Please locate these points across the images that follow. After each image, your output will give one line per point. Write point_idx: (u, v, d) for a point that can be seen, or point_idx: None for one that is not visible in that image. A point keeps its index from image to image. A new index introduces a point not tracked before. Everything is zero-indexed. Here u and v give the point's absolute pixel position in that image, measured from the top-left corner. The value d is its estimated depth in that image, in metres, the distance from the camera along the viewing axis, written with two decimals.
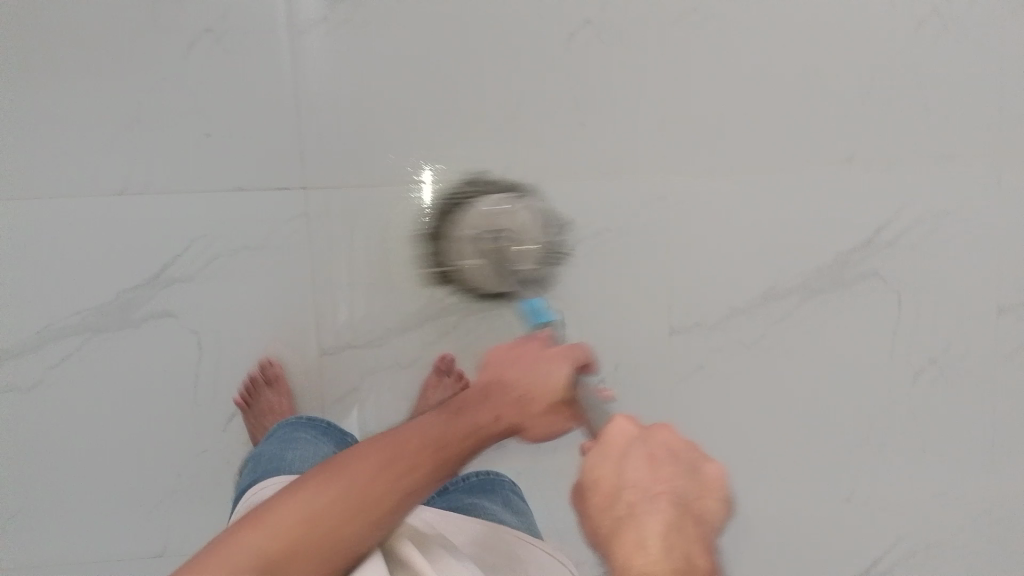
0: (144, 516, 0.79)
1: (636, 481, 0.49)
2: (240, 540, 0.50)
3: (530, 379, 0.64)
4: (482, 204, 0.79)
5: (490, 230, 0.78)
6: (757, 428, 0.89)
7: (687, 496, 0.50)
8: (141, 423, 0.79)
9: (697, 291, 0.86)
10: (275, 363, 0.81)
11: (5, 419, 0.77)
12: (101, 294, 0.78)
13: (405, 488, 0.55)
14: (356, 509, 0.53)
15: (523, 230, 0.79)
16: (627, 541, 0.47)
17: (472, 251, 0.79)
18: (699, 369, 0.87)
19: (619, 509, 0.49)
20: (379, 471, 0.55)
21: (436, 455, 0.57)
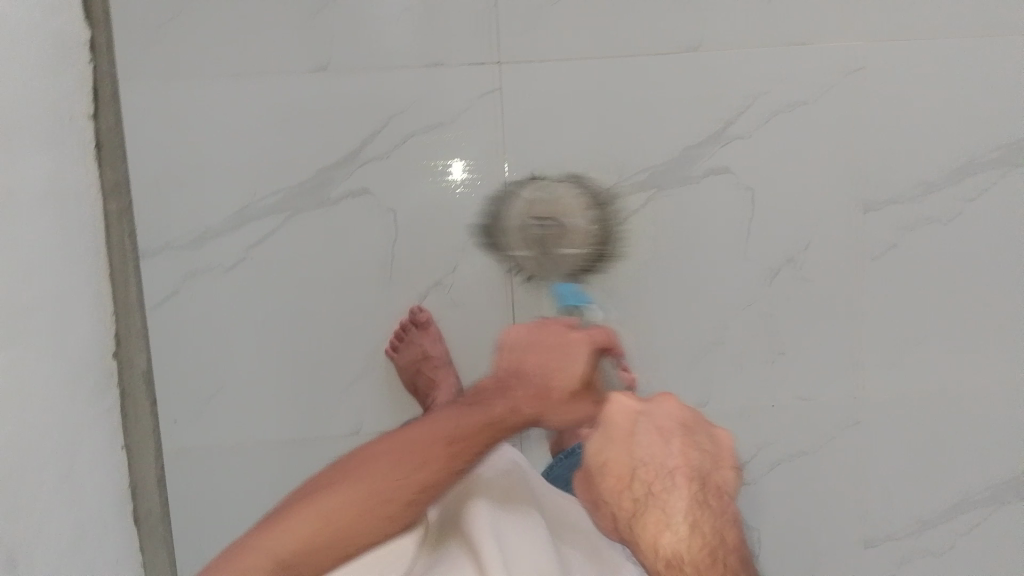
0: (340, 394, 0.80)
1: (652, 464, 0.61)
2: (262, 542, 0.59)
3: (556, 364, 0.71)
4: (524, 191, 0.78)
5: (535, 218, 0.78)
6: (952, 311, 0.83)
7: (694, 472, 0.61)
8: (340, 302, 0.78)
9: (890, 165, 0.80)
10: (424, 309, 0.79)
11: (208, 297, 0.77)
12: (299, 173, 0.76)
13: (420, 483, 0.62)
14: (390, 492, 0.62)
15: (570, 216, 0.78)
16: (652, 519, 0.60)
17: (520, 240, 0.78)
18: (892, 247, 0.81)
19: (636, 488, 0.61)
20: (412, 467, 0.63)
21: (447, 452, 0.64)
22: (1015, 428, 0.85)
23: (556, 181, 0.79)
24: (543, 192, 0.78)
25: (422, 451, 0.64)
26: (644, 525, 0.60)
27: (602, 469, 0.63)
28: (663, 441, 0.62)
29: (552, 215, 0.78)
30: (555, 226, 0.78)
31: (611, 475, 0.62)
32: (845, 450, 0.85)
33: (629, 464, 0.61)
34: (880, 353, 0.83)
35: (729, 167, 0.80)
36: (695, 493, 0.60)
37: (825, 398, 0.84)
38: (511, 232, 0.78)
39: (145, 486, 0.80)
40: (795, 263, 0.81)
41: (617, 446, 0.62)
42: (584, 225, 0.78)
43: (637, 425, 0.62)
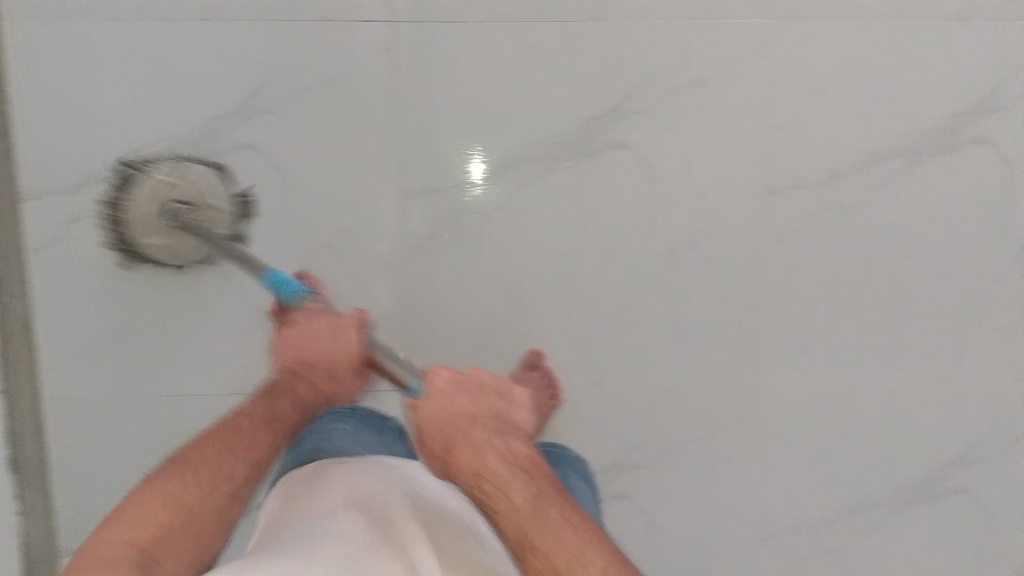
0: (222, 349, 0.79)
1: (444, 410, 0.58)
2: (104, 535, 0.52)
3: (333, 349, 0.64)
4: (153, 175, 0.71)
5: (177, 202, 0.71)
6: (854, 303, 0.81)
7: (500, 413, 0.60)
8: (224, 257, 0.78)
9: (793, 150, 0.78)
10: (310, 274, 0.78)
11: (89, 244, 0.76)
12: (186, 123, 0.75)
13: (235, 471, 0.58)
14: (191, 497, 0.55)
15: (206, 199, 0.73)
16: (464, 446, 0.56)
17: (152, 227, 0.72)
18: (793, 233, 0.79)
19: (444, 434, 0.57)
20: (233, 463, 0.58)
21: (275, 431, 0.63)
22: (917, 427, 0.83)
23: (173, 162, 0.73)
24: (173, 172, 0.72)
25: (240, 438, 0.60)
26: (457, 451, 0.56)
27: (421, 426, 0.59)
28: (469, 391, 0.59)
29: (187, 199, 0.72)
30: (194, 209, 0.72)
31: (431, 420, 0.58)
32: (742, 440, 0.82)
33: (446, 413, 0.58)
34: (779, 342, 0.81)
35: (628, 141, 0.78)
36: (503, 456, 0.56)
37: (722, 385, 0.81)
38: (182, 216, 0.72)
39: (23, 434, 0.77)
40: (693, 244, 0.79)
41: (425, 400, 0.59)
42: (213, 209, 0.73)
43: (456, 386, 0.59)
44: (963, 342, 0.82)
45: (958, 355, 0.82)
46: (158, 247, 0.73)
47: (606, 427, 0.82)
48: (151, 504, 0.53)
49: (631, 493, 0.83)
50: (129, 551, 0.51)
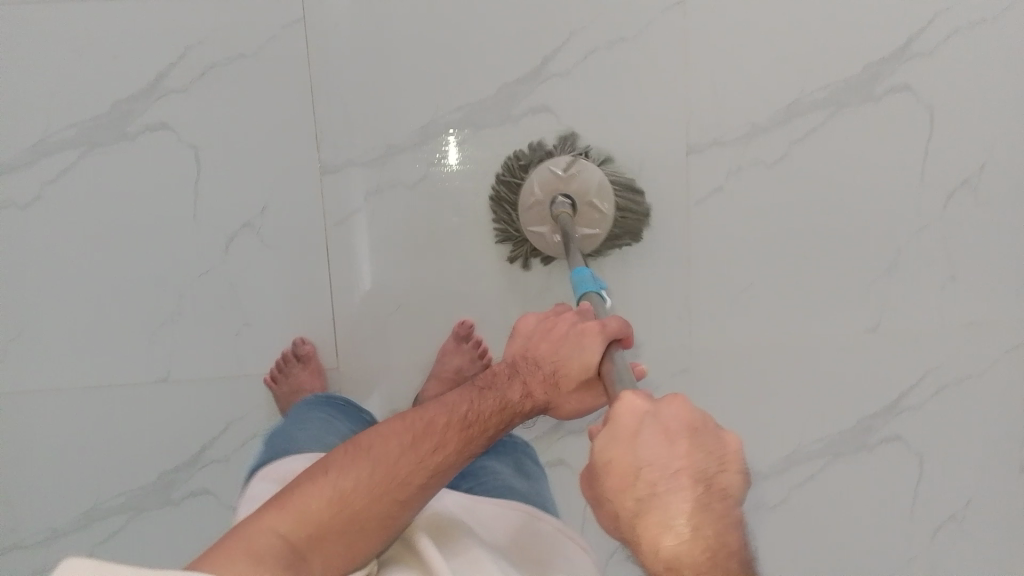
0: (147, 339, 0.77)
1: (657, 464, 0.39)
2: (262, 522, 0.48)
3: (563, 356, 0.56)
4: (558, 165, 0.74)
5: (551, 197, 0.74)
6: (782, 256, 0.81)
7: (699, 424, 0.41)
8: (143, 242, 0.76)
9: (715, 106, 0.78)
10: (307, 341, 0.78)
11: (1, 235, 0.74)
12: (94, 106, 0.73)
13: (431, 468, 0.51)
14: (386, 484, 0.51)
15: (584, 195, 0.75)
16: (649, 520, 0.38)
17: (539, 216, 0.75)
18: (719, 191, 0.79)
19: (637, 489, 0.39)
20: (429, 448, 0.52)
21: (466, 432, 0.53)
22: (848, 377, 0.84)
23: (571, 159, 0.75)
24: (574, 168, 0.74)
25: (426, 433, 0.53)
26: (643, 527, 0.39)
27: (603, 471, 0.41)
28: (692, 442, 0.40)
29: (572, 194, 0.74)
30: (571, 206, 0.74)
31: (613, 476, 0.41)
32: (676, 401, 0.83)
33: (640, 468, 0.39)
34: (710, 300, 0.81)
35: (549, 106, 0.77)
36: (701, 492, 0.38)
37: (653, 347, 0.82)
38: (531, 211, 0.75)
39: None
40: (620, 206, 0.79)
41: (610, 439, 0.41)
42: (604, 206, 0.75)
43: (643, 423, 0.41)
44: (890, 291, 0.82)
45: (886, 305, 0.83)
46: (530, 234, 0.76)
47: None
48: (305, 505, 0.49)
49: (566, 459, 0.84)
50: (280, 546, 0.47)
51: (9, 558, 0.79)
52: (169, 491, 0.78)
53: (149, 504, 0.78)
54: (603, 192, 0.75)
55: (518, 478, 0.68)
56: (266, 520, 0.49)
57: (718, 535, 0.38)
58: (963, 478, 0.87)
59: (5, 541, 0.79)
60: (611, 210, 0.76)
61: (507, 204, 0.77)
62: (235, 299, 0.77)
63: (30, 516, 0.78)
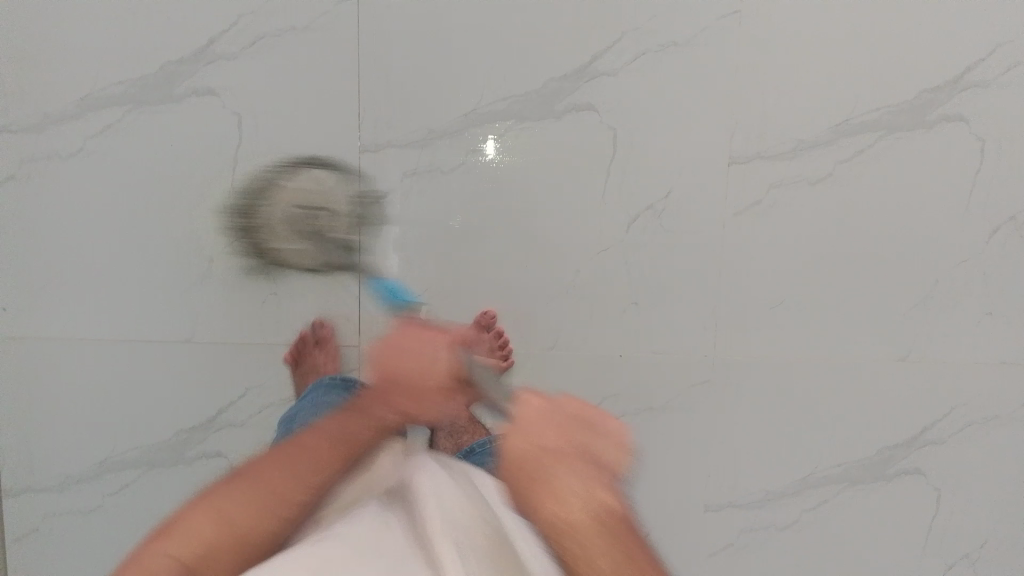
0: (175, 299, 0.78)
1: (427, 359, 0.54)
2: (155, 548, 0.46)
3: (437, 365, 0.57)
4: (289, 181, 0.73)
5: (308, 205, 0.72)
6: (815, 277, 0.80)
7: (470, 367, 0.55)
8: (181, 203, 0.77)
9: (761, 119, 0.77)
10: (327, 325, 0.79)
11: (42, 184, 0.75)
12: (144, 65, 0.74)
13: (312, 482, 0.53)
14: (269, 504, 0.50)
15: (331, 199, 0.72)
16: (412, 369, 0.54)
17: (287, 232, 0.73)
18: (757, 206, 0.78)
19: (422, 378, 0.53)
20: (307, 466, 0.53)
21: (337, 452, 0.55)
22: (872, 405, 0.82)
23: (321, 172, 0.74)
24: (320, 178, 0.74)
25: (303, 454, 0.54)
26: (408, 377, 0.54)
27: (388, 378, 0.55)
28: (453, 351, 0.55)
29: (322, 206, 0.72)
30: (322, 212, 0.72)
31: (400, 374, 0.54)
32: (695, 412, 0.82)
33: (532, 451, 0.45)
34: (737, 314, 0.80)
35: (594, 104, 0.76)
36: (455, 385, 0.53)
37: (676, 355, 0.81)
38: (277, 225, 0.73)
39: None
40: (655, 212, 0.78)
41: (390, 348, 0.55)
42: (341, 203, 0.73)
43: (440, 347, 0.54)
44: (922, 322, 0.81)
45: (916, 336, 0.81)
46: (285, 250, 0.74)
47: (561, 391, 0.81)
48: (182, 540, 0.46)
49: None
50: (180, 566, 0.45)
51: (20, 501, 0.81)
52: (183, 450, 0.80)
53: (163, 461, 0.80)
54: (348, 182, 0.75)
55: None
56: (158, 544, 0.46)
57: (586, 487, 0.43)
58: (976, 517, 0.85)
59: (21, 482, 0.80)
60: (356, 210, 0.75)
61: (252, 224, 0.74)
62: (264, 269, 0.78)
63: (46, 461, 0.80)
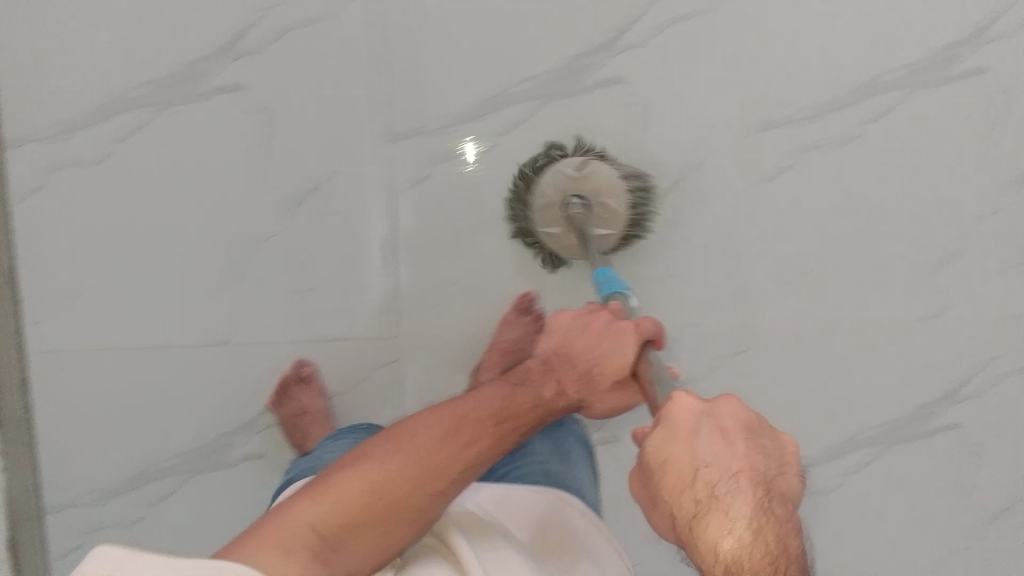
0: (208, 300, 0.76)
1: (714, 462, 0.43)
2: (296, 513, 0.49)
3: (603, 351, 0.65)
4: (565, 166, 0.75)
5: (567, 197, 0.75)
6: (848, 237, 0.80)
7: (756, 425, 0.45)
8: (211, 202, 0.76)
9: (788, 83, 0.77)
10: (308, 362, 0.78)
11: (70, 189, 0.74)
12: (170, 64, 0.73)
13: (465, 461, 0.56)
14: (388, 495, 0.52)
15: (609, 194, 0.75)
16: (709, 525, 0.41)
17: (558, 216, 0.75)
18: (788, 170, 0.78)
19: (697, 489, 0.42)
20: (454, 448, 0.56)
21: (498, 425, 0.59)
22: (910, 362, 0.82)
23: (585, 158, 0.75)
24: (587, 167, 0.74)
25: (452, 438, 0.56)
26: (704, 529, 0.41)
27: (658, 473, 0.45)
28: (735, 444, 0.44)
29: (549, 195, 0.75)
30: (590, 206, 0.75)
31: (669, 477, 0.44)
32: (734, 381, 0.81)
33: (686, 463, 0.43)
34: (773, 279, 0.80)
35: (623, 77, 0.76)
36: (759, 497, 0.42)
37: (714, 325, 0.81)
38: (548, 211, 0.76)
39: (6, 386, 0.75)
40: (687, 181, 0.78)
41: (665, 437, 0.45)
42: (618, 204, 0.75)
43: (701, 423, 0.45)
44: (955, 276, 0.81)
45: (953, 291, 0.81)
46: (549, 236, 0.76)
47: None
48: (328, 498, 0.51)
49: (620, 435, 0.83)
50: (318, 536, 0.48)
51: (59, 516, 0.79)
52: (225, 453, 0.79)
53: (204, 465, 0.79)
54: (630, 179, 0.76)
55: (556, 457, 0.70)
56: (316, 493, 0.51)
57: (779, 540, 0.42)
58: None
59: (58, 498, 0.78)
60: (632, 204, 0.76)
61: (527, 206, 0.76)
62: (299, 263, 0.77)
63: (82, 474, 0.78)
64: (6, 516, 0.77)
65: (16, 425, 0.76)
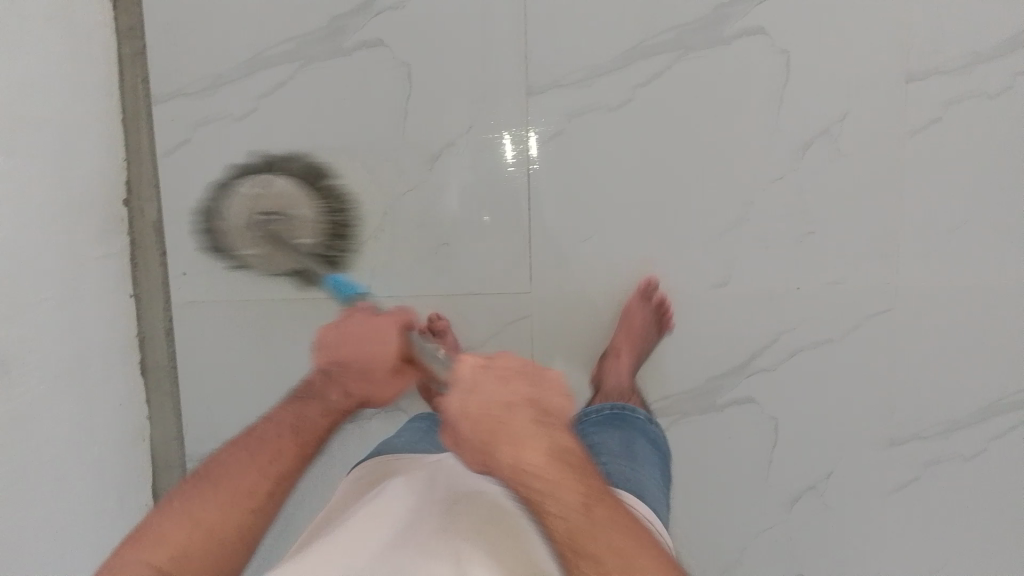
0: (347, 254, 0.77)
1: (495, 403, 0.45)
2: (127, 556, 0.50)
3: (373, 352, 0.57)
4: (242, 187, 0.70)
5: (262, 212, 0.69)
6: (1001, 193, 0.76)
7: (536, 398, 0.46)
8: (350, 157, 0.76)
9: (939, 32, 0.74)
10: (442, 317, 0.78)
11: (217, 144, 0.76)
12: (314, 20, 0.74)
13: (275, 475, 0.58)
14: (239, 502, 0.56)
15: (293, 207, 0.70)
16: (504, 449, 0.45)
17: (248, 237, 0.70)
18: (936, 123, 0.76)
19: (498, 415, 0.45)
20: (270, 459, 0.59)
21: (296, 440, 0.61)
22: None
23: (273, 175, 0.71)
24: (264, 184, 0.70)
25: (265, 446, 0.60)
26: (498, 453, 0.45)
27: (457, 424, 0.46)
28: (511, 375, 0.47)
29: (277, 211, 0.69)
30: (283, 218, 0.69)
31: (470, 423, 0.45)
32: (876, 342, 0.79)
33: (482, 408, 0.45)
34: (918, 237, 0.78)
35: (763, 28, 0.75)
36: (541, 429, 0.46)
37: (855, 284, 0.78)
38: (236, 230, 0.70)
39: (153, 338, 0.80)
40: (830, 135, 0.76)
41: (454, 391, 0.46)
42: (311, 216, 0.71)
43: (481, 374, 0.46)
44: None
45: None
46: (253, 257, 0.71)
47: (737, 327, 0.79)
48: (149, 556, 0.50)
49: (756, 399, 0.81)
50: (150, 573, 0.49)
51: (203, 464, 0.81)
52: None
53: None
54: (313, 193, 0.72)
55: (621, 458, 0.65)
56: (129, 556, 0.51)
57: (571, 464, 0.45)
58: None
59: (201, 448, 0.80)
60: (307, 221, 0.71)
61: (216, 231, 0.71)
62: (436, 218, 0.78)
63: (224, 425, 0.80)
64: (151, 462, 0.81)
65: (165, 372, 0.80)
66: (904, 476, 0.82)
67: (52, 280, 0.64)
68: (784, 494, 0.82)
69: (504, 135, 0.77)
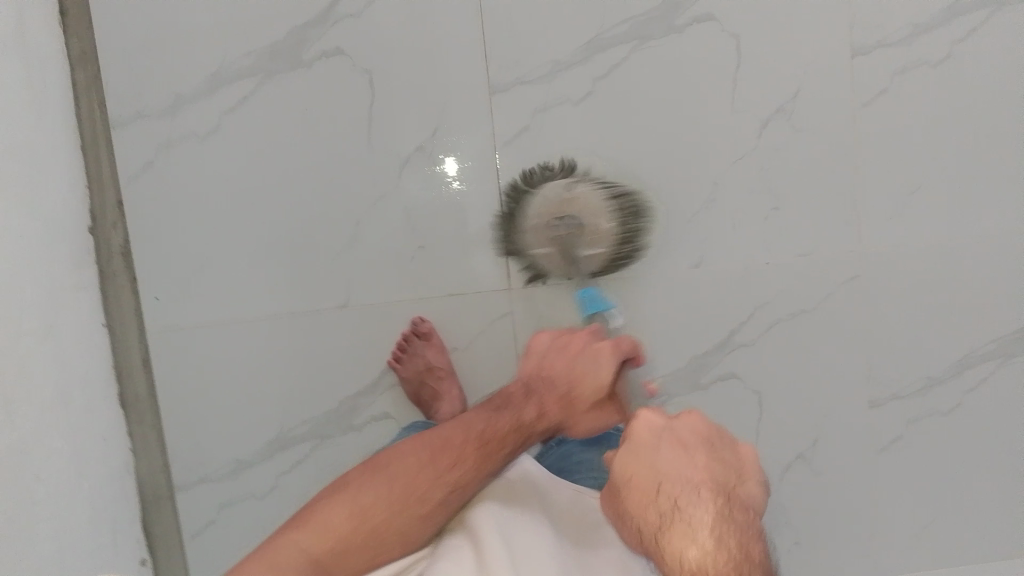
0: (326, 267, 0.77)
1: (674, 476, 0.54)
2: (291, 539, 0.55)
3: (580, 371, 0.65)
4: (557, 185, 0.72)
5: (558, 216, 0.71)
6: (947, 156, 0.81)
7: (710, 440, 0.56)
8: (319, 168, 0.76)
9: (877, 8, 0.78)
10: (427, 320, 0.79)
11: (182, 165, 0.75)
12: (272, 34, 0.74)
13: (450, 483, 0.59)
14: (409, 499, 0.58)
15: (593, 218, 0.71)
16: (676, 532, 0.52)
17: (544, 239, 0.73)
18: (884, 93, 0.79)
19: (663, 501, 0.54)
20: (425, 473, 0.59)
21: (483, 450, 0.61)
22: (1015, 274, 0.83)
23: (572, 181, 0.73)
24: (569, 189, 0.72)
25: (443, 454, 0.60)
26: (669, 536, 0.52)
27: (629, 486, 0.56)
28: (689, 444, 0.56)
29: (574, 215, 0.71)
30: (579, 227, 0.71)
31: (638, 493, 0.55)
32: (847, 308, 0.82)
33: (648, 475, 0.55)
34: (875, 204, 0.81)
35: (713, 14, 0.77)
36: (718, 505, 0.53)
37: (822, 254, 0.81)
38: (533, 231, 0.73)
39: (130, 369, 0.78)
40: (786, 112, 0.79)
41: (630, 455, 0.56)
42: (607, 227, 0.72)
43: (661, 439, 0.56)
44: None
45: None
46: (536, 255, 0.74)
47: (713, 304, 0.81)
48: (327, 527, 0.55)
49: (739, 375, 0.83)
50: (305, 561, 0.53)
51: (195, 493, 0.79)
52: (352, 418, 0.79)
53: (333, 431, 0.79)
54: (620, 206, 0.73)
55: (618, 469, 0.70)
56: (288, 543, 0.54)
57: (737, 544, 0.51)
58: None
59: (190, 476, 0.79)
60: (620, 233, 0.73)
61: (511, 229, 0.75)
62: (411, 223, 0.78)
63: (212, 450, 0.79)
64: (139, 498, 0.79)
65: (146, 402, 0.79)
66: (888, 437, 0.84)
67: (31, 314, 0.63)
68: (775, 465, 0.84)
69: (445, 158, 0.78)
